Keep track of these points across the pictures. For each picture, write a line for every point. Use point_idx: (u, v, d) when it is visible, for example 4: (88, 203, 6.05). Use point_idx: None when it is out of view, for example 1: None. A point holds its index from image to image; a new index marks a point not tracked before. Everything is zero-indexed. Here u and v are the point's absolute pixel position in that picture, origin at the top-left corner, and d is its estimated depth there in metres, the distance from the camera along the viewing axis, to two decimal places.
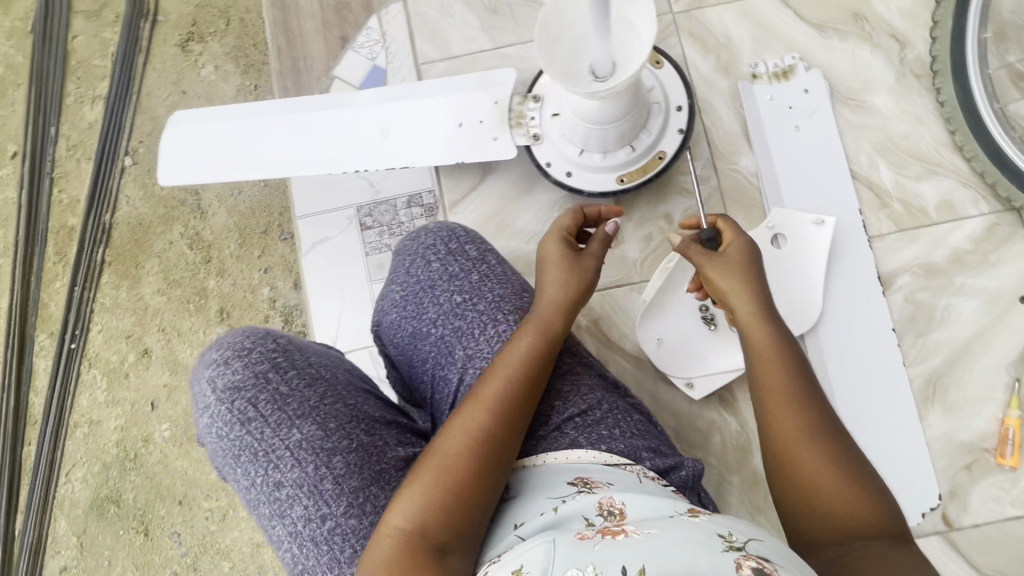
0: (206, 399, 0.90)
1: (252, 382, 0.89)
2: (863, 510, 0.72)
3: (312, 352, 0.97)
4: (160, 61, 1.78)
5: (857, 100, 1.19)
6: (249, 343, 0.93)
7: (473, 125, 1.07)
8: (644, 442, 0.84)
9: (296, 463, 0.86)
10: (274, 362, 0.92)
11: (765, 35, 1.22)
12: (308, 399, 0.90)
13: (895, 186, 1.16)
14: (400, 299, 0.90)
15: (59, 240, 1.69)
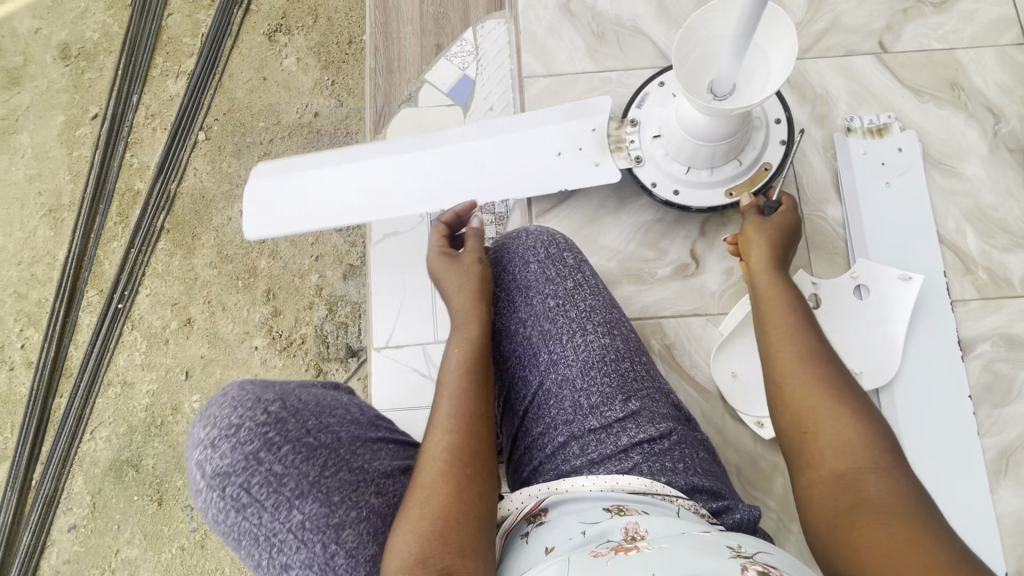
0: (197, 482, 0.64)
1: (243, 465, 0.63)
2: (883, 491, 0.56)
3: (312, 409, 0.69)
4: (247, 47, 1.85)
5: (950, 164, 0.89)
6: (234, 411, 0.65)
7: (573, 154, 0.92)
8: (707, 483, 0.65)
9: (304, 549, 0.63)
10: (266, 436, 0.64)
11: (859, 86, 0.93)
12: (307, 475, 0.65)
13: (976, 258, 0.86)
14: (488, 292, 0.76)
15: (123, 202, 1.74)
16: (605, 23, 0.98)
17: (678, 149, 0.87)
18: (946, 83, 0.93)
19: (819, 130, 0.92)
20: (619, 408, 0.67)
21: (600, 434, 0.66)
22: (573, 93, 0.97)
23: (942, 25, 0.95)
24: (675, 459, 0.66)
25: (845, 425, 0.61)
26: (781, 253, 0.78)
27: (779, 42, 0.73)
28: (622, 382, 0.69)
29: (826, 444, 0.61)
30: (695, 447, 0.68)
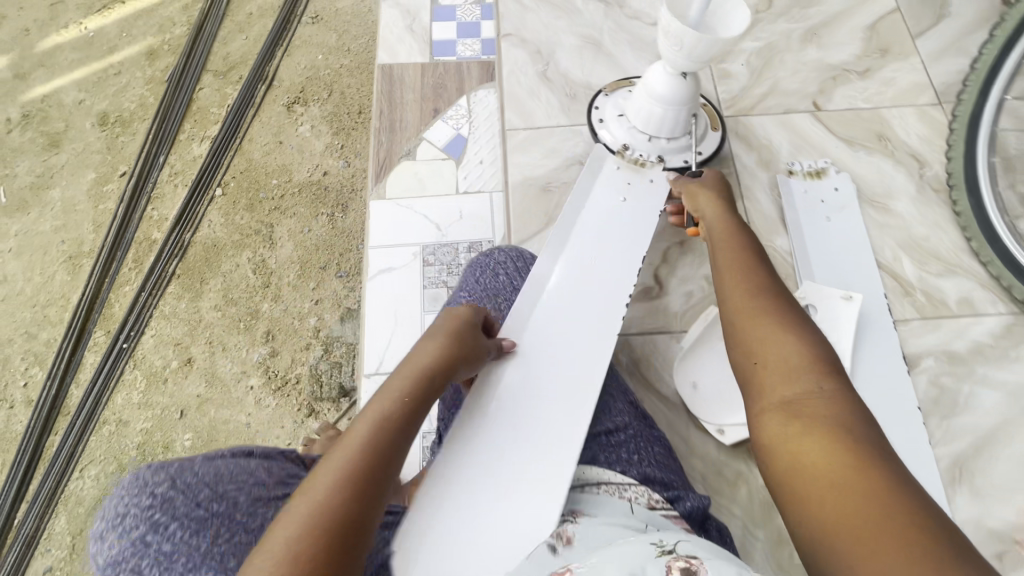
0: (97, 563, 0.64)
1: (131, 551, 0.62)
2: (833, 411, 0.60)
3: (203, 481, 0.68)
4: (267, 116, 2.07)
5: (883, 204, 1.01)
6: (124, 500, 0.65)
7: (636, 185, 0.99)
8: (660, 474, 0.77)
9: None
10: (152, 518, 0.63)
11: (798, 137, 1.07)
12: (198, 548, 0.63)
13: (914, 282, 0.95)
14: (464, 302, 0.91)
15: (140, 250, 1.86)
16: (577, 86, 1.14)
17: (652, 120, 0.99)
18: (875, 135, 1.07)
19: (765, 172, 1.04)
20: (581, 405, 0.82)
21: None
22: (549, 141, 1.10)
23: (867, 88, 1.11)
24: (629, 450, 0.80)
25: (790, 350, 0.66)
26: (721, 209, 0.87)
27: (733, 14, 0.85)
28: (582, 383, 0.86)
29: (774, 371, 0.65)
30: (648, 441, 0.82)
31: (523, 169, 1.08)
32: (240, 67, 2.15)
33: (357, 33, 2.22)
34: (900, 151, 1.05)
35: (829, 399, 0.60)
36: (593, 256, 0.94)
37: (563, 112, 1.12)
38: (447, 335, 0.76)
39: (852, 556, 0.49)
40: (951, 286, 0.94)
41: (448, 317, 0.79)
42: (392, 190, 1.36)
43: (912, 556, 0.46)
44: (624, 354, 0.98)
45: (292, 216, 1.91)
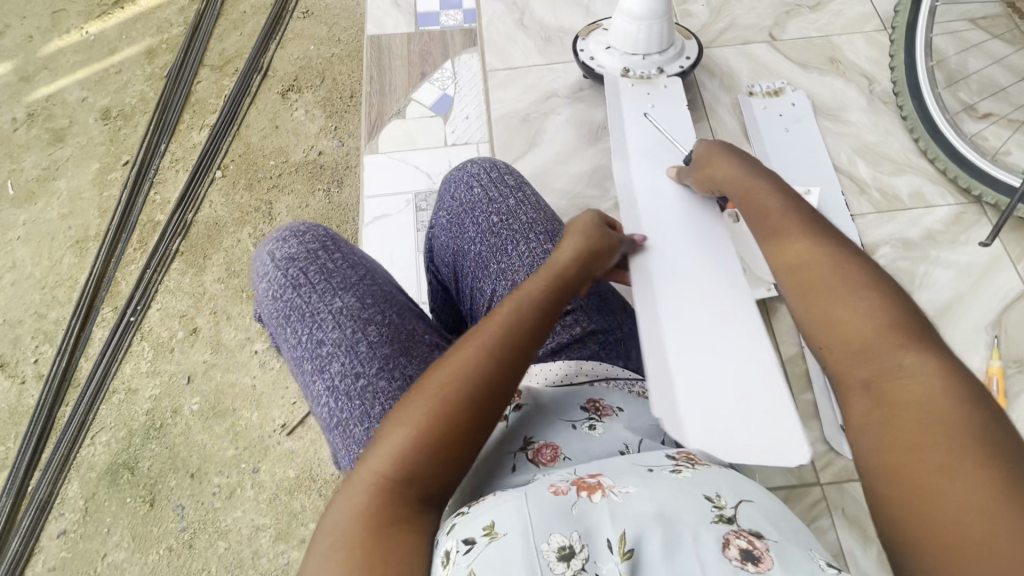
0: (265, 267, 0.83)
1: (306, 254, 0.82)
2: (924, 376, 0.58)
3: (359, 248, 0.89)
4: (263, 103, 2.16)
5: (837, 115, 1.09)
6: (299, 234, 0.85)
7: (660, 90, 1.10)
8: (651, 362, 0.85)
9: (338, 329, 0.77)
10: (325, 244, 0.85)
11: (756, 65, 1.16)
12: (350, 277, 0.82)
13: (869, 181, 1.03)
14: (447, 223, 0.94)
15: (144, 231, 1.94)
16: (551, 31, 1.23)
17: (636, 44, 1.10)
18: (827, 59, 1.16)
19: (727, 95, 1.13)
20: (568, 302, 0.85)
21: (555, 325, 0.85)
22: (527, 79, 1.18)
23: (818, 19, 1.20)
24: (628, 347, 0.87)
25: (864, 309, 0.65)
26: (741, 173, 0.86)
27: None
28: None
29: (858, 328, 0.64)
30: None
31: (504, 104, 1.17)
32: (236, 60, 2.25)
33: (347, 24, 2.32)
34: (850, 71, 1.14)
35: (918, 366, 0.58)
36: (660, 153, 1.02)
37: (539, 54, 1.21)
38: (581, 247, 0.80)
39: (924, 529, 0.50)
40: (903, 183, 1.02)
41: (579, 224, 0.84)
42: (384, 146, 1.45)
43: (988, 512, 0.47)
44: None
45: (290, 194, 1.98)
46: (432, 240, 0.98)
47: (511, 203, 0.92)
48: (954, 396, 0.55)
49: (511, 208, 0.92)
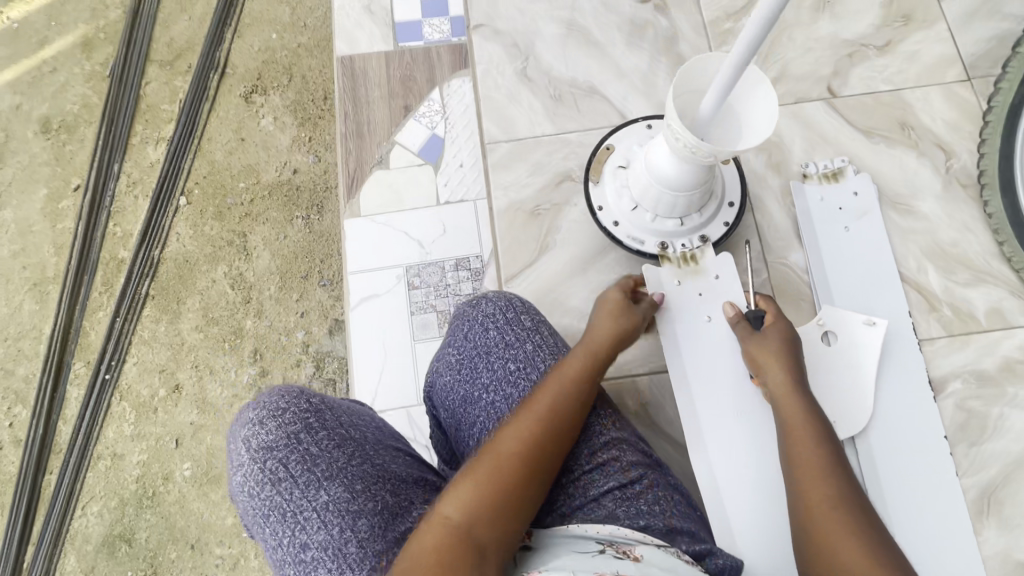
0: (239, 457, 0.62)
1: (284, 442, 0.62)
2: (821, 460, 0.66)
3: (345, 408, 0.69)
4: (224, 110, 1.87)
5: (906, 205, 0.91)
6: (263, 406, 0.64)
7: (709, 284, 0.87)
8: (683, 522, 0.69)
9: (324, 530, 0.59)
10: (308, 420, 0.64)
11: (812, 132, 0.96)
12: (338, 460, 0.63)
13: (941, 296, 0.87)
14: (455, 363, 0.75)
15: (108, 271, 1.75)
16: (563, 86, 1.01)
17: (666, 206, 0.85)
18: (897, 124, 0.95)
19: (775, 177, 0.94)
20: (585, 463, 0.71)
21: (568, 488, 0.70)
22: (536, 155, 0.97)
23: (887, 66, 0.98)
24: (650, 501, 0.69)
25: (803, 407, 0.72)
26: (789, 354, 0.77)
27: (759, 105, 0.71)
28: (586, 437, 0.73)
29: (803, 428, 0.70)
30: (668, 490, 0.71)
31: (509, 190, 0.96)
32: (186, 53, 1.91)
33: (313, 3, 1.96)
34: (925, 142, 0.94)
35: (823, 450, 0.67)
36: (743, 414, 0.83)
37: (548, 119, 0.99)
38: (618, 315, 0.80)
39: None
40: (979, 296, 0.87)
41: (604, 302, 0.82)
42: (366, 206, 1.25)
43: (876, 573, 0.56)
44: (629, 397, 0.90)
45: (265, 223, 1.77)
46: (431, 379, 0.78)
47: (530, 347, 0.74)
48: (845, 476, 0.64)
49: (530, 352, 0.74)
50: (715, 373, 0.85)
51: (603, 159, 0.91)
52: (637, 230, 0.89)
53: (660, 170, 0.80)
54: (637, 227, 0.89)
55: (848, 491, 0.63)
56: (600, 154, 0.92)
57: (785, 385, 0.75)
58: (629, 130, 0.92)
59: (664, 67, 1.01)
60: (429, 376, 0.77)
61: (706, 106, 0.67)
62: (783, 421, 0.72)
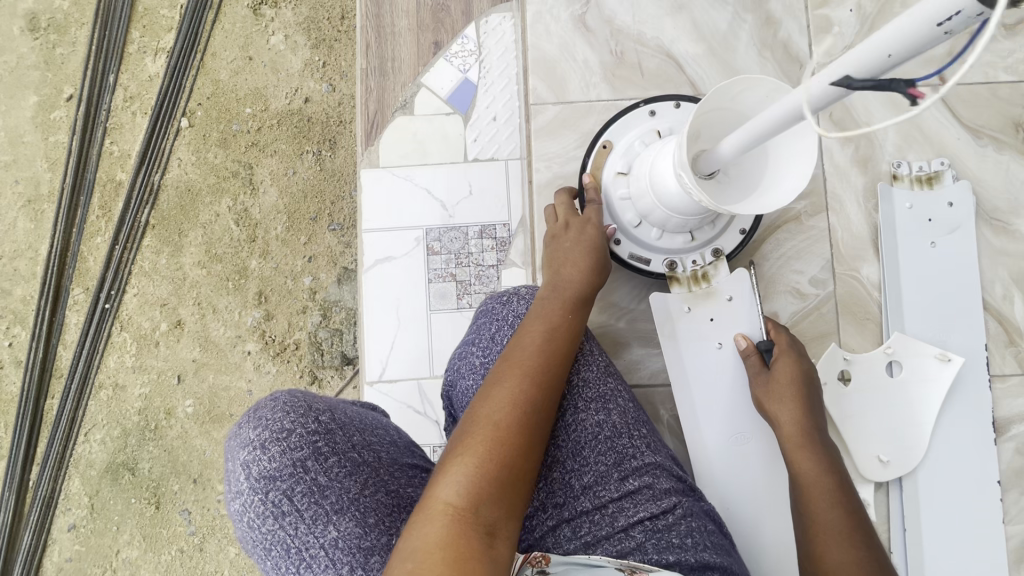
0: (238, 483, 0.56)
1: (289, 471, 0.56)
2: (840, 529, 0.63)
3: (358, 424, 0.63)
4: (230, 21, 1.67)
5: (1002, 222, 0.80)
6: (264, 424, 0.57)
7: (725, 309, 0.76)
8: (716, 557, 0.64)
9: (331, 568, 0.55)
10: (316, 444, 0.57)
11: (910, 124, 0.82)
12: (349, 490, 0.57)
13: (1023, 328, 0.79)
14: (479, 367, 0.68)
15: (105, 194, 1.64)
16: (625, 41, 0.86)
17: (675, 225, 0.71)
18: (1011, 124, 0.82)
19: (860, 175, 0.82)
20: (615, 487, 0.66)
21: (595, 514, 0.66)
22: (586, 124, 0.84)
23: (1013, 51, 0.83)
24: (681, 533, 0.65)
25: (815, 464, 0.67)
26: (803, 390, 0.70)
27: (794, 163, 0.58)
28: (618, 458, 0.68)
29: (817, 491, 0.65)
30: (701, 519, 0.67)
31: (551, 163, 0.84)
32: None
33: None
34: None
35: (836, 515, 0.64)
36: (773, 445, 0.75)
37: (605, 81, 0.85)
38: (579, 253, 0.70)
39: None
40: None
41: (553, 248, 0.72)
42: (386, 156, 1.13)
43: None
44: (665, 408, 0.81)
45: (273, 155, 1.64)
46: (452, 379, 0.72)
47: None
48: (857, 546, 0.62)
49: None
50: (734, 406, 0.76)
51: (599, 164, 0.76)
52: (642, 247, 0.76)
53: (667, 192, 0.66)
54: (640, 245, 0.76)
55: (864, 558, 0.61)
56: (595, 156, 0.77)
57: (796, 435, 0.68)
58: (628, 122, 0.76)
59: (747, 27, 0.86)
60: (451, 375, 0.72)
61: (727, 150, 0.53)
62: (794, 480, 0.67)
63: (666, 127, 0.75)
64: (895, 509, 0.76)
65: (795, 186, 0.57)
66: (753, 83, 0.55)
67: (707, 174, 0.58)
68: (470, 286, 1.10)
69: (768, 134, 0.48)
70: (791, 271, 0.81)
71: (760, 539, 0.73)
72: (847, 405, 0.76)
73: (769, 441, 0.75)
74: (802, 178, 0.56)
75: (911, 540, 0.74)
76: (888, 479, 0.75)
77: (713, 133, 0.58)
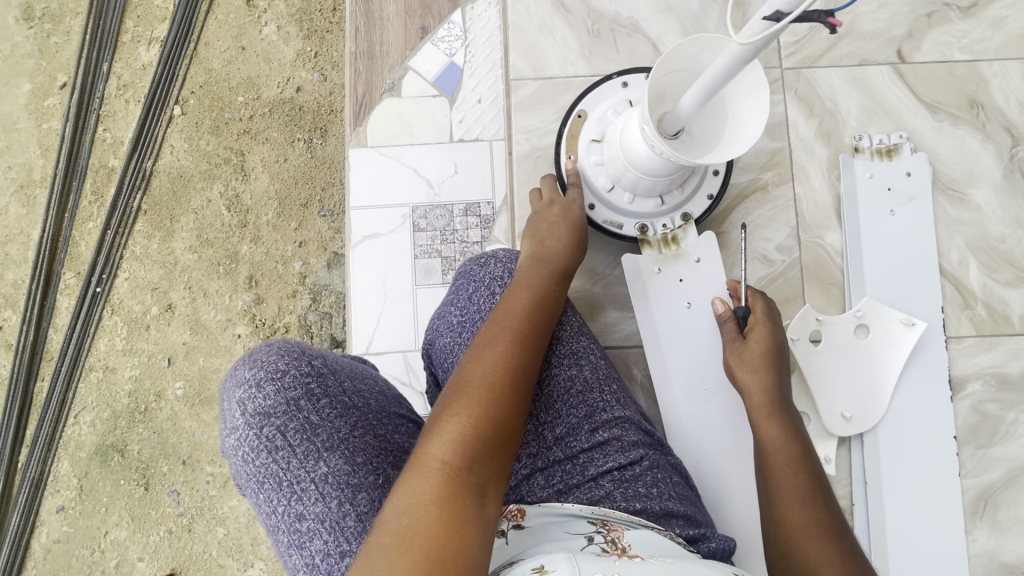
0: (233, 419, 0.58)
1: (283, 409, 0.58)
2: (803, 491, 0.63)
3: (347, 372, 0.66)
4: (223, 12, 1.70)
5: (957, 192, 0.85)
6: (259, 365, 0.59)
7: (693, 271, 0.80)
8: (680, 506, 0.67)
9: (321, 501, 0.57)
10: (309, 386, 0.60)
11: (871, 100, 0.87)
12: (339, 430, 0.60)
13: (977, 293, 0.83)
14: (456, 325, 0.70)
15: (97, 179, 1.66)
16: (602, 20, 0.90)
17: (645, 189, 0.75)
18: (966, 100, 0.86)
19: (824, 148, 0.86)
20: (585, 438, 0.69)
21: (566, 463, 0.69)
22: (564, 98, 0.88)
23: (967, 32, 0.88)
24: (647, 483, 0.68)
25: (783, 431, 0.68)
26: (775, 360, 0.72)
27: (751, 117, 0.61)
28: (589, 411, 0.71)
29: (782, 456, 0.66)
30: (667, 471, 0.70)
31: (531, 135, 0.88)
32: None
33: None
34: (993, 124, 0.86)
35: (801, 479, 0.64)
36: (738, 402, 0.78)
37: (582, 58, 0.89)
38: (563, 227, 0.74)
39: None
40: (1017, 297, 0.83)
41: (536, 220, 0.76)
42: (374, 136, 1.16)
43: None
44: (638, 368, 0.84)
45: (264, 142, 1.66)
46: (430, 338, 0.73)
47: None
48: (821, 509, 0.62)
49: None
50: (701, 363, 0.79)
51: (575, 133, 0.80)
52: (615, 212, 0.80)
53: (637, 155, 0.70)
54: (614, 210, 0.79)
55: (826, 522, 0.61)
56: (571, 124, 0.80)
57: (764, 401, 0.69)
58: (602, 92, 0.80)
59: (718, 8, 0.90)
60: (428, 335, 0.73)
61: (685, 103, 0.57)
62: (761, 445, 0.68)
63: (637, 97, 0.79)
64: (857, 463, 0.79)
65: (751, 137, 0.60)
66: (708, 43, 0.58)
67: (672, 134, 0.62)
68: (455, 261, 1.13)
69: (721, 79, 0.52)
70: (760, 239, 0.85)
71: (722, 488, 0.77)
72: (816, 365, 0.79)
73: (733, 398, 0.78)
74: (758, 128, 0.60)
75: (872, 492, 0.78)
76: (850, 434, 0.79)
77: (674, 93, 0.62)
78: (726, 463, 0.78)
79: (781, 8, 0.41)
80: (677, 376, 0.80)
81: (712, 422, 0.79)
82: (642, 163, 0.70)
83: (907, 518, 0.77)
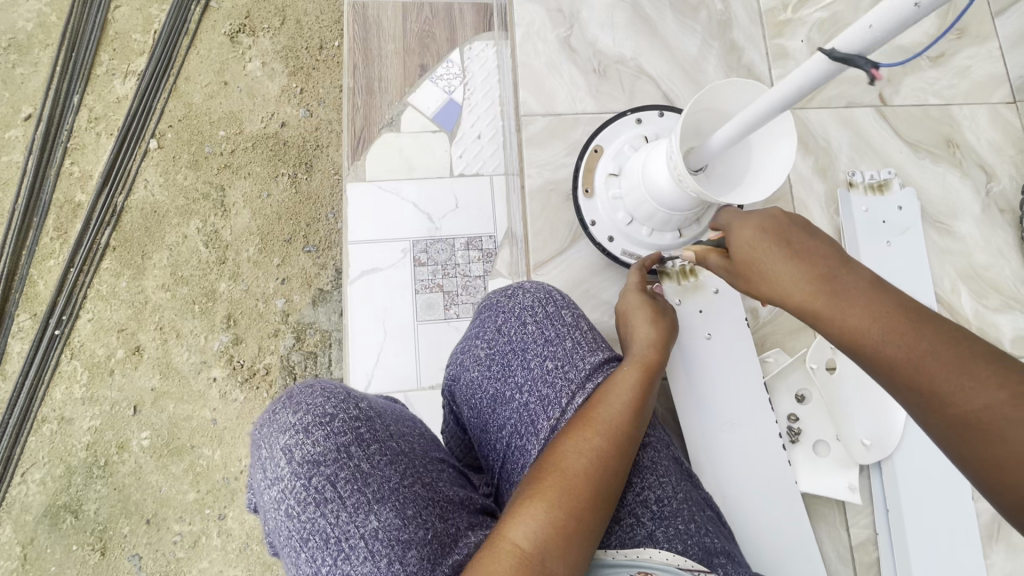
0: (276, 468, 0.53)
1: (333, 456, 0.54)
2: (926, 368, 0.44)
3: (391, 416, 0.62)
4: (206, 48, 1.67)
5: (945, 224, 0.90)
6: (307, 409, 0.55)
7: (710, 301, 0.81)
8: (720, 543, 0.63)
9: (370, 561, 0.51)
10: (359, 431, 0.56)
11: (859, 139, 0.93)
12: (389, 479, 0.55)
13: (971, 318, 0.87)
14: (485, 357, 0.67)
15: (62, 215, 1.56)
16: (607, 61, 0.93)
17: (663, 222, 0.77)
18: (943, 140, 0.93)
19: (821, 183, 0.91)
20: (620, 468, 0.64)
21: None
22: (574, 134, 0.90)
23: (938, 79, 0.95)
24: (685, 520, 0.63)
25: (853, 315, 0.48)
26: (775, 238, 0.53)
27: (773, 162, 0.65)
28: None
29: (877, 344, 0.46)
30: (703, 506, 0.66)
31: (543, 169, 0.88)
32: None
33: None
34: (968, 161, 0.93)
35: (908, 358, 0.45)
36: (757, 431, 0.78)
37: (590, 96, 0.91)
38: (658, 315, 0.72)
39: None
40: (1007, 322, 0.87)
41: (630, 308, 0.73)
42: (372, 170, 1.15)
43: None
44: (658, 401, 0.83)
45: (246, 177, 1.62)
46: (454, 373, 0.70)
47: (570, 345, 0.65)
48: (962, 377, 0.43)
49: (569, 352, 0.65)
50: (719, 392, 0.79)
51: (592, 166, 0.82)
52: (633, 245, 0.82)
53: (659, 188, 0.72)
54: (632, 242, 0.82)
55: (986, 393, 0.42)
56: (588, 158, 0.82)
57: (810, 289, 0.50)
58: (616, 128, 0.83)
59: (714, 53, 0.95)
60: (454, 369, 0.70)
61: (717, 141, 0.59)
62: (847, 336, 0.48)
63: (652, 133, 0.81)
64: (878, 491, 0.80)
65: (773, 181, 0.64)
66: (735, 86, 0.61)
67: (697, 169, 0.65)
68: (457, 296, 1.11)
69: (758, 120, 0.54)
70: None
71: (748, 521, 0.75)
72: (835, 394, 0.80)
73: (752, 426, 0.78)
74: (778, 173, 0.64)
75: (894, 520, 0.78)
76: (871, 462, 0.79)
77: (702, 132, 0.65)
78: (749, 495, 0.76)
79: (838, 49, 0.43)
80: (698, 407, 0.79)
81: (734, 454, 0.77)
82: (663, 195, 0.72)
83: (931, 550, 0.76)
